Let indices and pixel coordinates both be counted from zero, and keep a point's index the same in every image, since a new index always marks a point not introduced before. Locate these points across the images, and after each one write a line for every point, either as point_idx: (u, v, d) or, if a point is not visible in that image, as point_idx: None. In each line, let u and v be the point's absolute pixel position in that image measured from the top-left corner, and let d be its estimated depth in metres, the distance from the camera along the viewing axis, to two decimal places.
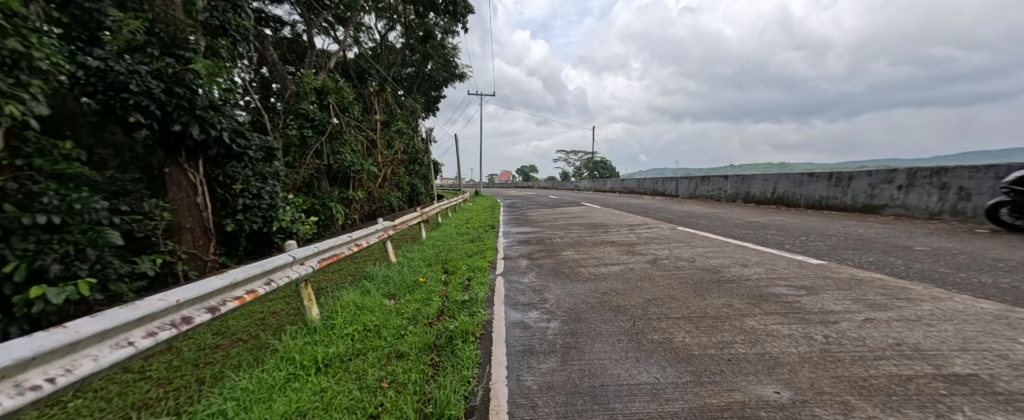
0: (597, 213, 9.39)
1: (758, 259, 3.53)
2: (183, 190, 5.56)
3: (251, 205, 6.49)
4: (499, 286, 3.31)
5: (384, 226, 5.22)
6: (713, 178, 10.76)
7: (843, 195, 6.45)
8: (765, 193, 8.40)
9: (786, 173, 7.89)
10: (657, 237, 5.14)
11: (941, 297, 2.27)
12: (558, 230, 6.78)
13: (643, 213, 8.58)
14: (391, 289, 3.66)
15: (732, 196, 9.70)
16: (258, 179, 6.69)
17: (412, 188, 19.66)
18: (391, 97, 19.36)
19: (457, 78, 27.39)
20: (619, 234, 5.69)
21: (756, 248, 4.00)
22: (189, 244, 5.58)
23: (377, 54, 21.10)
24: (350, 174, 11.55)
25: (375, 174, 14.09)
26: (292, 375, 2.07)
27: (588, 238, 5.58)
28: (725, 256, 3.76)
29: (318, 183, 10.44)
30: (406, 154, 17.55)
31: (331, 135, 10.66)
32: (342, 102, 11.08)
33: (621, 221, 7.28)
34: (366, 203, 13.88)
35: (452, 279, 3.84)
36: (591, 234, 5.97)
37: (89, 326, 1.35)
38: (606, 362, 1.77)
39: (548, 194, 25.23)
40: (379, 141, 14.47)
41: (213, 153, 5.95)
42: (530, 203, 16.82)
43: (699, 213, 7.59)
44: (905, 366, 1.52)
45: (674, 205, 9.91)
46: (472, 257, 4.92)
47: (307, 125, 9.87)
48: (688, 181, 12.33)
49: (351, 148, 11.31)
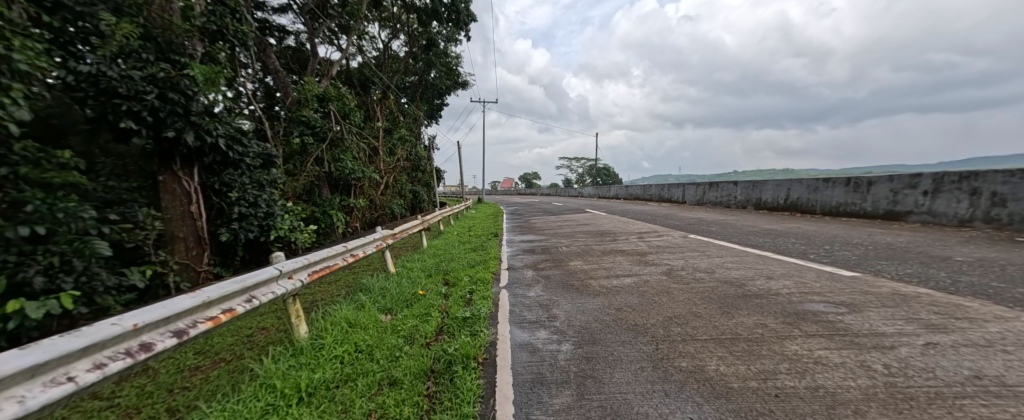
0: (603, 220, 9.14)
1: (783, 270, 3.26)
2: (176, 199, 5.41)
3: (247, 213, 6.30)
4: (504, 300, 3.06)
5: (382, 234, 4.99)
6: (722, 184, 10.49)
7: (863, 201, 6.16)
8: (778, 199, 8.12)
9: (799, 179, 7.62)
10: (669, 246, 4.88)
11: (1006, 317, 2.01)
12: (564, 238, 6.54)
13: (651, 221, 8.32)
14: (388, 303, 3.42)
15: (742, 202, 9.42)
16: (255, 187, 6.51)
17: (415, 195, 19.52)
18: (394, 105, 19.34)
19: (460, 86, 27.42)
20: (628, 242, 5.44)
21: (778, 259, 3.74)
22: (182, 254, 5.41)
23: (381, 63, 21.14)
24: (352, 182, 11.40)
25: (377, 181, 13.95)
26: (270, 407, 1.82)
27: (596, 247, 5.33)
28: (746, 267, 3.50)
29: (318, 191, 10.27)
30: (408, 162, 17.44)
31: (332, 142, 10.52)
32: (343, 110, 10.99)
33: (629, 229, 7.02)
34: (368, 211, 13.72)
35: (453, 292, 3.59)
36: (598, 242, 5.72)
37: (14, 361, 1.12)
38: (630, 396, 1.51)
39: (551, 201, 25.01)
40: (382, 148, 14.35)
41: (209, 160, 5.80)
42: (534, 210, 16.60)
43: (710, 220, 7.33)
44: (1000, 408, 1.25)
45: (682, 211, 9.65)
46: (475, 267, 4.67)
47: (308, 132, 9.75)
48: (695, 188, 12.06)
49: (352, 155, 11.17)
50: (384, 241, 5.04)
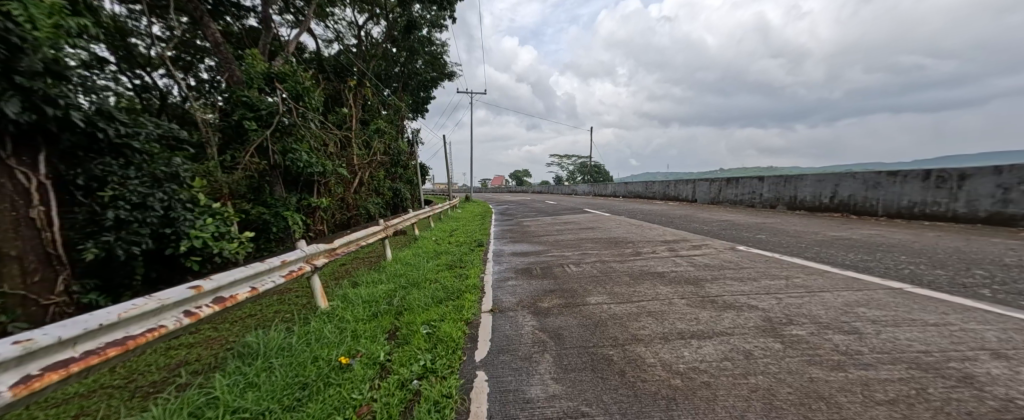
0: (609, 223, 7.69)
1: (996, 334, 1.77)
2: (4, 200, 3.74)
3: (128, 219, 4.52)
4: (477, 411, 1.49)
5: (302, 255, 3.29)
6: (744, 180, 9.12)
7: (951, 200, 4.80)
8: (821, 197, 6.73)
9: (852, 173, 6.24)
10: (726, 267, 3.39)
11: None
12: (570, 251, 5.00)
13: (665, 224, 6.94)
14: (259, 404, 1.79)
15: (770, 201, 8.09)
16: (146, 182, 4.78)
17: (396, 194, 17.74)
18: (372, 95, 17.55)
19: (445, 78, 25.67)
20: (662, 260, 3.93)
21: (938, 299, 2.26)
22: (15, 280, 3.77)
23: (357, 50, 19.31)
24: (312, 177, 9.73)
25: (346, 178, 12.25)
26: None
27: (619, 267, 3.79)
28: (905, 318, 2.01)
29: (269, 189, 8.89)
30: (386, 156, 15.72)
31: (284, 130, 8.71)
32: (295, 88, 8.96)
33: (649, 236, 5.59)
34: (336, 211, 12.09)
35: (389, 376, 1.99)
36: (619, 259, 4.19)
37: None
38: None
39: (545, 200, 23.52)
40: (353, 140, 12.63)
41: (65, 145, 4.19)
42: (526, 210, 15.08)
43: (744, 224, 5.94)
44: None
45: (700, 212, 8.25)
46: (443, 304, 3.06)
47: (249, 115, 8.04)
48: (708, 185, 10.70)
49: (309, 145, 9.38)
50: (307, 266, 3.34)
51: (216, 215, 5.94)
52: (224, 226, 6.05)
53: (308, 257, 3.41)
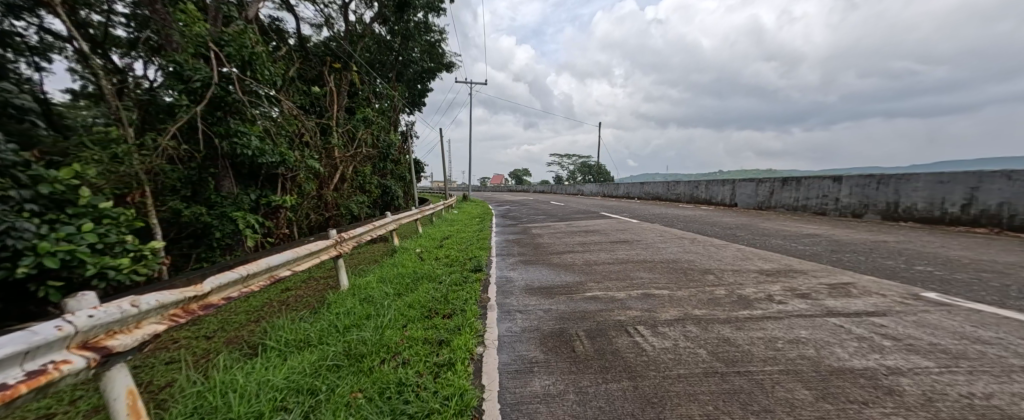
0: (649, 235, 5.88)
1: None
2: None
3: None
4: None
5: (53, 340, 1.35)
6: (810, 181, 7.31)
7: None
8: (945, 205, 5.01)
9: (1004, 172, 4.47)
10: (1012, 368, 1.55)
11: None
12: (620, 289, 3.13)
13: (731, 239, 5.13)
14: None
15: (853, 207, 6.31)
16: None
17: (385, 191, 15.88)
18: (360, 81, 15.63)
19: (444, 69, 23.85)
20: (821, 327, 2.06)
21: None
22: None
23: (346, 33, 17.40)
24: (273, 170, 7.87)
25: (324, 174, 10.43)
26: None
27: (751, 345, 1.92)
28: None
29: (213, 184, 7.10)
30: (376, 149, 13.87)
31: (227, 107, 6.86)
32: (240, 54, 6.94)
33: (731, 262, 3.75)
34: (311, 211, 10.29)
35: None
36: (725, 317, 2.34)
37: None
38: None
39: (551, 200, 21.69)
40: (332, 129, 10.79)
41: None
42: (533, 212, 13.31)
43: (860, 245, 4.12)
44: None
45: (760, 222, 6.45)
46: None
47: (179, 86, 6.19)
48: (755, 187, 8.89)
49: (266, 130, 7.50)
50: (73, 364, 1.41)
51: (103, 219, 3.54)
52: (119, 233, 3.64)
53: (81, 338, 1.48)
